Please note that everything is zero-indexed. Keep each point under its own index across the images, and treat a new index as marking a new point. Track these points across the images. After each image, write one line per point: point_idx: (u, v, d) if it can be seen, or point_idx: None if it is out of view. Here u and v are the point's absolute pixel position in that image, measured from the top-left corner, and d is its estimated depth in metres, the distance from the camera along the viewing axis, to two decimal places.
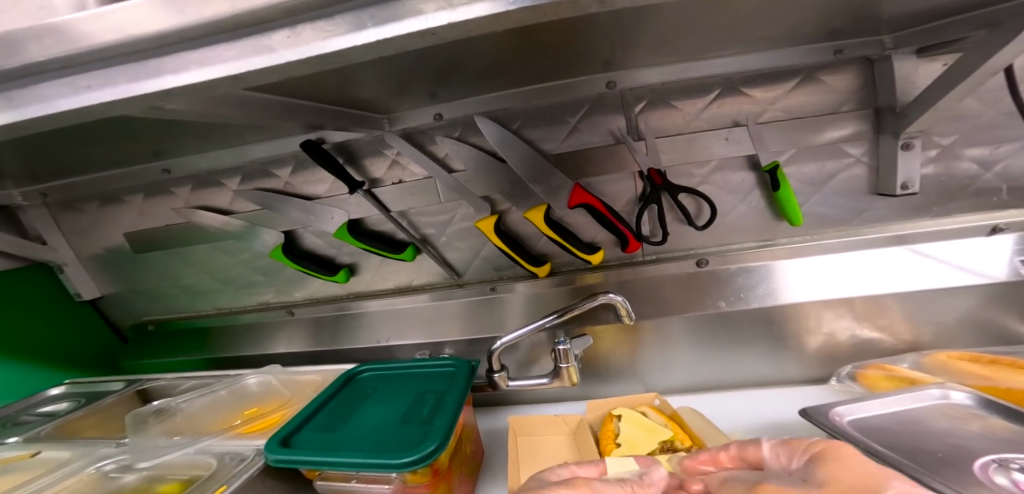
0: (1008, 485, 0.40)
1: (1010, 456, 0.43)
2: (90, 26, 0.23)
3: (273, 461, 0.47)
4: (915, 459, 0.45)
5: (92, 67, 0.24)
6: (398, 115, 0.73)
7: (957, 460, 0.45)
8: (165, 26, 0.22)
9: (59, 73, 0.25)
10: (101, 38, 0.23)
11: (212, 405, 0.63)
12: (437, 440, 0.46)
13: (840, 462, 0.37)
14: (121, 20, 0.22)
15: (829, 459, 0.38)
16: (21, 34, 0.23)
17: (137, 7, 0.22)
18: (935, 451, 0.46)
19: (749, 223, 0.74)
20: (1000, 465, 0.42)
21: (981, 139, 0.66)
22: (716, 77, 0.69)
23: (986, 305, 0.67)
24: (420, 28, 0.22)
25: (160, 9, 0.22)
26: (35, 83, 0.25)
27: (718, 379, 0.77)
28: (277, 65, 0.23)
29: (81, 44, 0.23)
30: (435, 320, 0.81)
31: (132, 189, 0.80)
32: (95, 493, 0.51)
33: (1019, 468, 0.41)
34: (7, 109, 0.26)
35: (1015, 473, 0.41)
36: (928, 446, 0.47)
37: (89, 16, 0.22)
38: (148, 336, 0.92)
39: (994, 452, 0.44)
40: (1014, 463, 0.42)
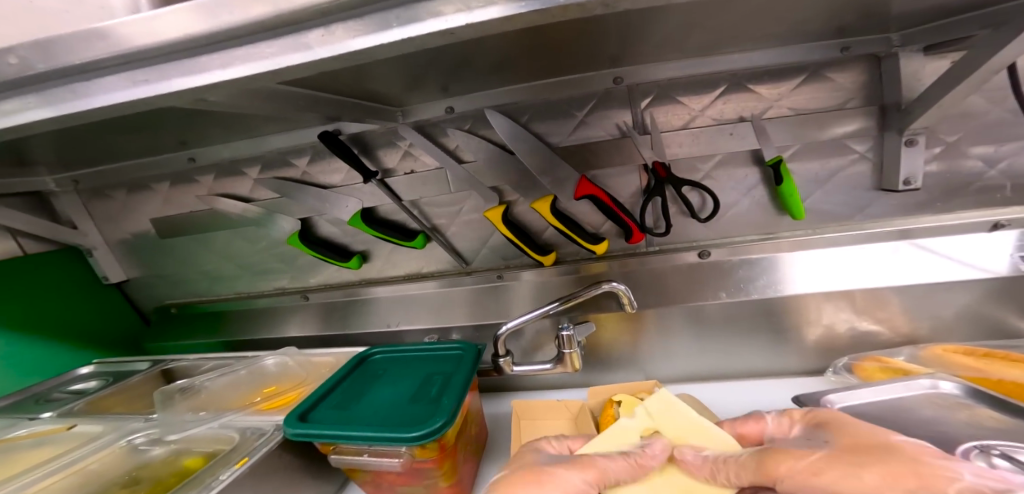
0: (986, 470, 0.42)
1: (993, 443, 0.45)
2: (148, 26, 0.25)
3: (292, 435, 0.50)
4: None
5: (147, 64, 0.27)
6: (411, 108, 0.76)
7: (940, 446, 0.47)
8: (205, 29, 0.25)
9: (118, 69, 0.28)
10: (157, 38, 0.25)
11: (232, 384, 0.66)
12: (445, 416, 0.49)
13: (849, 424, 0.45)
14: (169, 24, 0.25)
15: (832, 425, 0.45)
16: (86, 32, 0.26)
17: (181, 13, 0.25)
18: (921, 437, 0.48)
19: (751, 217, 0.76)
20: (981, 451, 0.44)
21: (986, 137, 0.67)
22: (723, 73, 0.70)
23: (985, 301, 0.68)
24: (440, 28, 0.24)
25: (201, 15, 0.25)
26: (97, 77, 0.28)
27: (716, 368, 0.79)
28: (312, 60, 0.26)
29: (140, 42, 0.26)
30: (443, 307, 0.83)
31: (157, 177, 0.84)
32: (128, 465, 0.54)
33: (999, 455, 0.43)
34: (73, 102, 0.29)
35: (995, 459, 0.43)
36: (914, 432, 0.49)
37: (141, 20, 0.25)
38: (170, 318, 0.96)
39: (979, 439, 0.46)
40: (995, 449, 0.44)
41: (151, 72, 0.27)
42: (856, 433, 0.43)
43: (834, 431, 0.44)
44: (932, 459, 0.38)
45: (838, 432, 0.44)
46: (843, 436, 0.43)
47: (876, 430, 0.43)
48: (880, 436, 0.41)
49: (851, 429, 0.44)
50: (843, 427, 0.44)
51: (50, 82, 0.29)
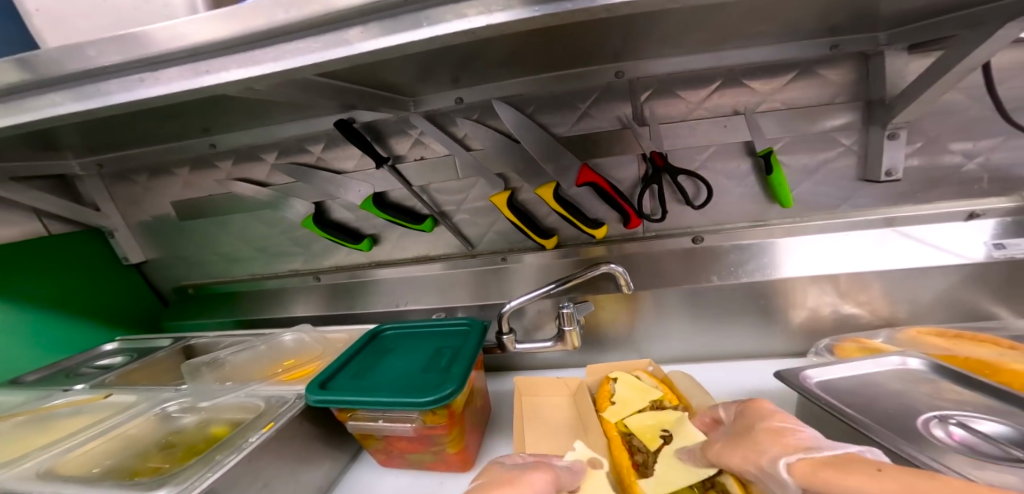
0: (944, 437, 0.47)
1: (952, 412, 0.50)
2: (212, 24, 0.30)
3: (314, 401, 0.54)
4: (873, 415, 0.51)
5: (208, 56, 0.33)
6: (423, 98, 0.80)
7: (903, 416, 0.51)
8: (224, 34, 0.30)
9: (184, 60, 0.33)
10: (229, 31, 0.30)
11: (255, 358, 0.69)
12: (455, 384, 0.54)
13: (756, 411, 0.52)
14: (182, 31, 0.31)
15: (746, 414, 0.53)
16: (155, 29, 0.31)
17: (198, 21, 0.30)
18: (886, 409, 0.52)
19: (743, 206, 0.80)
20: (939, 420, 0.49)
21: (966, 132, 0.71)
22: (719, 69, 0.73)
23: (961, 286, 0.72)
24: (463, 27, 0.30)
25: (218, 23, 0.30)
26: (166, 67, 0.33)
27: (708, 349, 0.83)
28: (352, 54, 0.31)
29: (206, 38, 0.31)
30: (450, 287, 0.88)
31: (177, 162, 0.88)
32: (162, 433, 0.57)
33: (954, 422, 0.48)
34: (147, 87, 0.34)
35: (951, 427, 0.48)
36: (881, 404, 0.53)
37: (163, 27, 0.31)
38: (188, 298, 1.01)
39: (938, 410, 0.51)
40: (951, 417, 0.49)
41: (220, 63, 0.33)
42: (750, 422, 0.51)
43: (740, 418, 0.53)
44: (784, 435, 0.46)
45: (742, 421, 0.52)
46: (740, 423, 0.52)
47: (772, 419, 0.50)
48: (757, 423, 0.50)
49: (751, 418, 0.51)
50: (749, 415, 0.52)
51: (131, 69, 0.34)
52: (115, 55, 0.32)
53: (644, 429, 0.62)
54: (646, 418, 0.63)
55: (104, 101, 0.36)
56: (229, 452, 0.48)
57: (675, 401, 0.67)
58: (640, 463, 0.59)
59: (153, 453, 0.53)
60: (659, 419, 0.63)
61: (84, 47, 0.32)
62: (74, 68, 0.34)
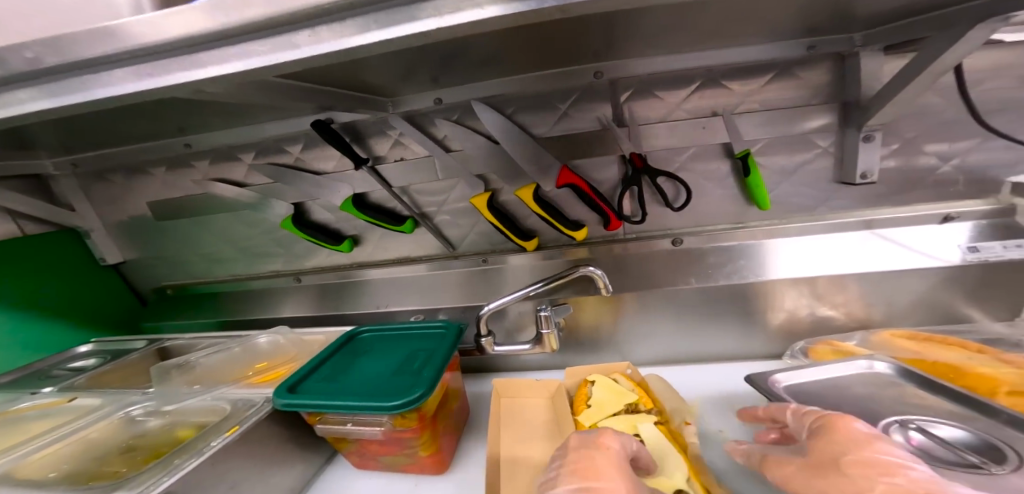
0: (902, 441, 0.50)
1: (912, 417, 0.53)
2: (153, 26, 0.30)
3: (281, 405, 0.53)
4: None
5: (151, 59, 0.32)
6: (401, 99, 0.79)
7: (865, 420, 0.54)
8: (166, 38, 0.30)
9: (127, 62, 0.32)
10: (172, 34, 0.30)
11: (227, 360, 0.68)
12: (424, 388, 0.53)
13: (841, 434, 0.43)
14: (121, 33, 0.30)
15: (825, 434, 0.44)
16: (95, 32, 0.31)
17: (138, 23, 0.30)
18: (849, 412, 0.56)
19: (722, 207, 0.80)
20: (900, 425, 0.52)
21: (943, 134, 0.71)
22: (698, 70, 0.73)
23: (936, 288, 0.73)
24: (415, 30, 0.30)
25: (158, 27, 0.30)
26: (111, 68, 0.33)
27: (688, 351, 0.84)
28: (299, 57, 0.31)
29: (148, 40, 0.30)
30: (432, 288, 0.88)
31: (153, 162, 0.87)
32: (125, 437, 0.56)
33: (913, 427, 0.52)
34: (94, 89, 0.34)
35: (910, 432, 0.51)
36: (845, 408, 0.57)
37: (103, 30, 0.30)
38: (167, 299, 1.00)
39: (900, 414, 0.54)
40: (912, 423, 0.52)
41: (166, 66, 0.32)
42: (833, 449, 0.42)
43: (817, 441, 0.44)
44: (882, 476, 0.37)
45: (821, 443, 0.44)
46: (819, 449, 0.43)
47: (862, 448, 0.41)
48: (841, 453, 0.41)
49: (833, 442, 0.42)
50: (831, 438, 0.43)
51: (76, 71, 0.33)
52: (58, 56, 0.32)
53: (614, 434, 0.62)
54: (617, 423, 0.64)
55: (53, 103, 0.35)
56: (188, 456, 0.47)
57: (649, 405, 0.67)
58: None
59: (114, 458, 0.53)
60: (630, 423, 0.63)
61: (25, 50, 0.32)
62: (16, 68, 0.33)
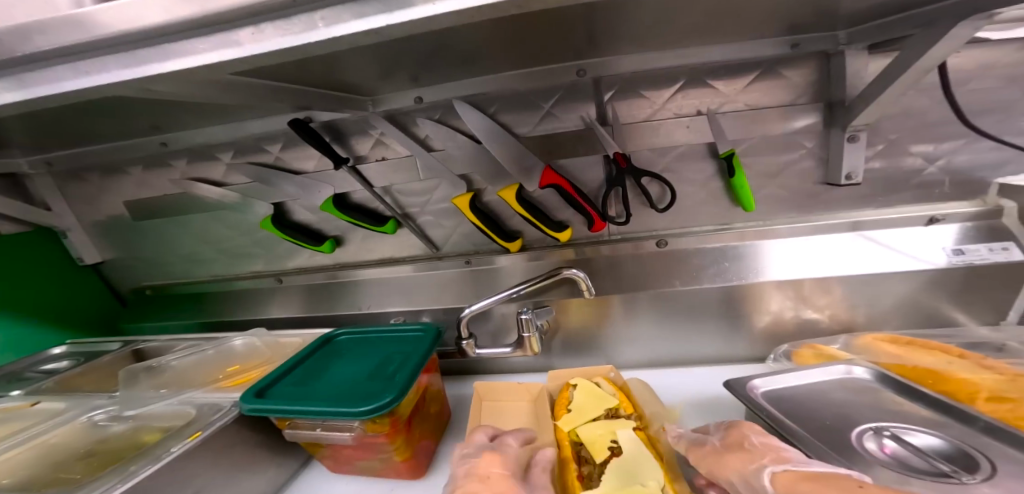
0: (875, 448, 0.50)
1: (887, 425, 0.53)
2: (88, 22, 0.29)
3: (248, 410, 0.52)
4: (810, 425, 0.54)
5: (91, 56, 0.31)
6: (381, 97, 0.78)
7: (840, 425, 0.54)
8: (101, 35, 0.29)
9: (66, 59, 0.31)
10: (113, 30, 0.29)
11: (198, 363, 0.67)
12: (393, 394, 0.52)
13: (750, 425, 0.51)
14: (55, 30, 0.29)
15: (736, 427, 0.53)
16: (30, 28, 0.30)
17: (73, 20, 0.29)
18: (825, 419, 0.55)
19: (706, 208, 0.79)
20: (874, 432, 0.52)
21: (928, 135, 0.70)
22: (681, 68, 0.72)
23: (920, 290, 0.72)
24: (363, 27, 0.29)
25: (93, 25, 0.29)
26: (49, 66, 0.32)
27: (673, 353, 0.83)
28: (244, 55, 0.30)
29: (84, 37, 0.29)
30: (414, 290, 0.87)
31: (131, 161, 0.86)
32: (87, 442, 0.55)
33: (888, 435, 0.51)
34: (35, 87, 0.33)
35: (884, 439, 0.51)
36: (821, 414, 0.56)
37: (37, 27, 0.29)
38: (146, 300, 0.98)
39: (875, 420, 0.54)
40: (886, 429, 0.52)
41: (107, 63, 0.31)
42: (741, 434, 0.51)
43: (732, 429, 0.53)
44: (777, 449, 0.46)
45: (732, 432, 0.52)
46: (730, 435, 0.52)
47: (765, 435, 0.50)
48: (748, 436, 0.50)
49: (743, 430, 0.51)
50: (741, 428, 0.52)
51: (12, 68, 0.32)
52: None
53: (593, 440, 0.61)
54: (596, 428, 0.62)
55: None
56: (145, 462, 0.46)
57: (630, 410, 0.65)
58: (585, 474, 0.57)
59: (71, 464, 0.51)
60: (610, 429, 0.62)
61: None
62: None
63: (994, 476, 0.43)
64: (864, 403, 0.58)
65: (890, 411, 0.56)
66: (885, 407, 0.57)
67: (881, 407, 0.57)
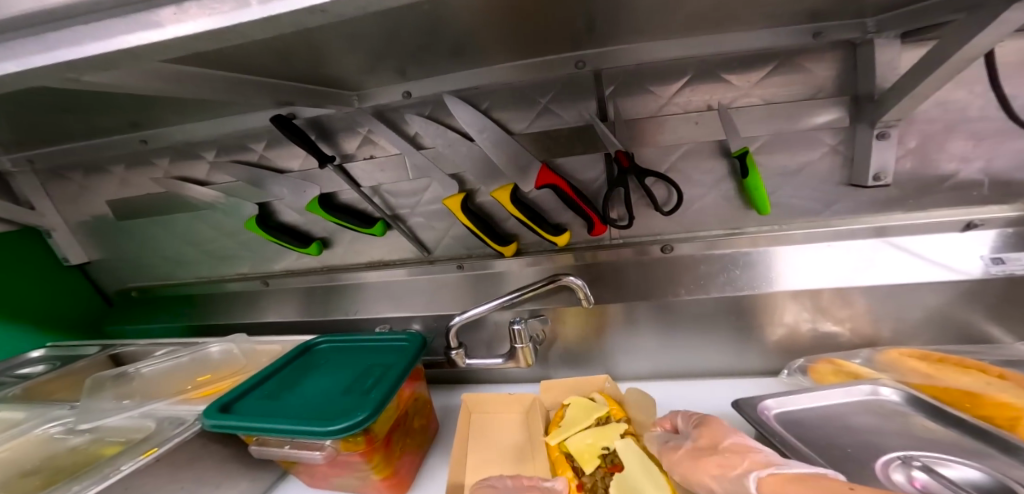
0: (902, 482, 0.44)
1: (917, 454, 0.47)
2: None
3: (209, 426, 0.48)
4: (829, 456, 0.48)
5: None
6: (367, 92, 0.73)
7: (863, 456, 0.48)
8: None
9: None
10: (6, 13, 0.25)
11: (171, 370, 0.64)
12: (367, 411, 0.48)
13: (720, 425, 0.51)
14: None
15: (707, 425, 0.51)
16: None
17: None
18: (845, 446, 0.50)
19: (716, 211, 0.73)
20: (902, 462, 0.46)
21: (966, 132, 0.63)
22: (690, 60, 0.66)
23: (953, 303, 0.65)
24: (307, 5, 0.24)
25: None
26: None
27: (679, 366, 0.77)
28: (166, 39, 0.26)
29: None
30: (404, 295, 0.83)
31: (114, 159, 0.84)
32: (40, 455, 0.52)
33: (919, 466, 0.45)
34: None
35: (913, 471, 0.45)
36: (840, 441, 0.51)
37: None
38: (132, 302, 0.97)
39: (903, 449, 0.48)
40: (916, 460, 0.46)
41: (11, 49, 0.27)
42: (715, 434, 0.49)
43: (702, 428, 0.51)
44: (751, 453, 0.45)
45: (705, 431, 0.50)
46: (703, 435, 0.49)
47: (737, 435, 0.49)
48: (724, 437, 0.48)
49: (716, 429, 0.50)
50: (714, 427, 0.50)
51: None
52: None
53: (583, 450, 0.56)
54: (587, 437, 0.58)
55: None
56: (90, 481, 0.42)
57: (619, 414, 0.62)
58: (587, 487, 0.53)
59: (12, 481, 0.48)
60: (601, 437, 0.58)
61: None
62: None
63: None
64: (890, 430, 0.52)
65: (918, 440, 0.50)
66: (912, 435, 0.51)
67: (911, 435, 0.51)
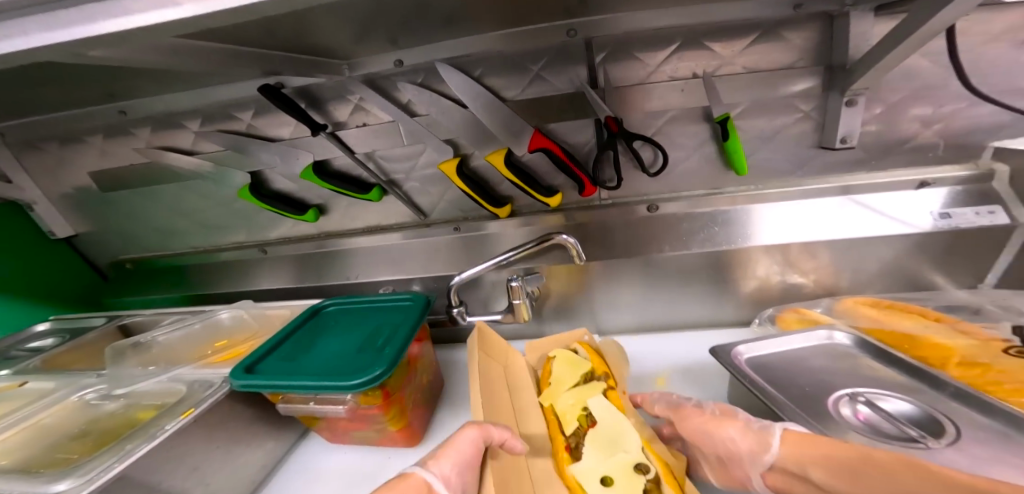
0: (847, 415, 0.52)
1: (862, 390, 0.55)
2: None
3: (238, 385, 0.52)
4: (791, 394, 0.56)
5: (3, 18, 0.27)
6: (358, 61, 0.72)
7: (817, 393, 0.56)
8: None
9: None
10: None
11: (186, 338, 0.67)
12: (385, 366, 0.52)
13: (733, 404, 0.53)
14: None
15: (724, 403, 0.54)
16: None
17: None
18: (803, 385, 0.57)
19: (699, 174, 0.77)
20: (849, 398, 0.54)
21: (928, 99, 0.67)
22: (678, 29, 0.67)
23: (905, 255, 0.73)
24: None
25: None
26: None
27: (662, 318, 0.84)
28: (183, 17, 0.26)
29: None
30: (403, 259, 0.86)
31: (91, 129, 0.82)
32: (81, 419, 0.55)
33: (862, 401, 0.54)
34: None
35: (857, 405, 0.53)
36: (800, 381, 0.58)
37: None
38: (127, 274, 0.97)
39: (851, 387, 0.56)
40: (861, 396, 0.55)
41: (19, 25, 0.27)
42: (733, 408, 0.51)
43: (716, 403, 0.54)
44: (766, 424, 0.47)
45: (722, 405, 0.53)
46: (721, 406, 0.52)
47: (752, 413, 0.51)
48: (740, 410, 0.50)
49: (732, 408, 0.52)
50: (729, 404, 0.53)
51: None
52: None
53: (566, 411, 0.61)
54: (570, 399, 0.62)
55: None
56: (139, 442, 0.46)
57: (602, 370, 0.66)
58: (571, 445, 0.57)
59: (65, 443, 0.51)
60: (581, 397, 0.62)
61: None
62: None
63: (959, 441, 0.45)
64: (840, 371, 0.60)
65: (865, 378, 0.58)
66: (861, 375, 0.59)
67: (857, 374, 0.59)
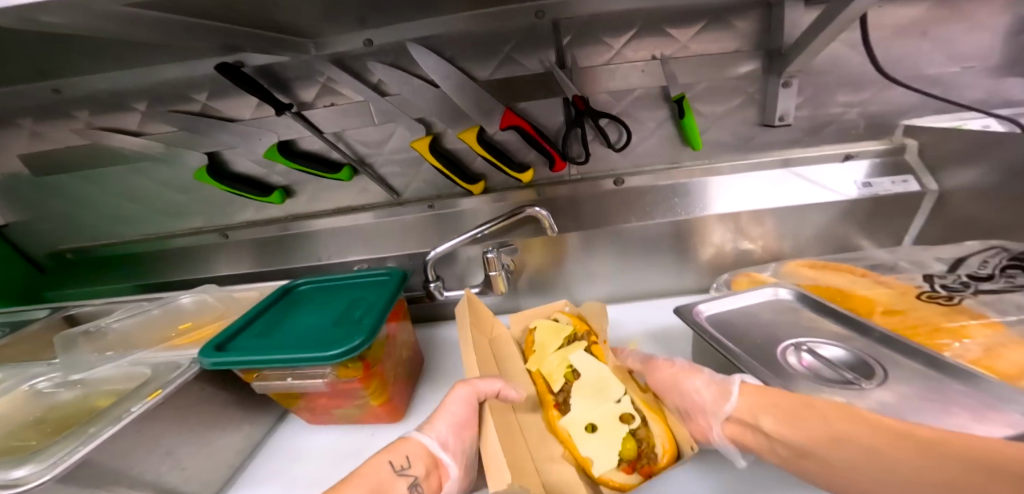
0: (793, 362, 0.57)
1: (804, 340, 0.61)
2: None
3: (209, 363, 0.51)
4: (747, 347, 0.61)
5: None
6: (325, 40, 0.72)
7: (768, 344, 0.61)
8: None
9: None
10: None
11: (144, 323, 0.64)
12: (363, 336, 0.53)
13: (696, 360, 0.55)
14: None
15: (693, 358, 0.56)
16: None
17: None
18: (757, 338, 0.63)
19: (659, 151, 0.83)
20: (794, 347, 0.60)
21: (851, 83, 0.76)
22: (636, 13, 0.72)
23: (838, 221, 0.82)
24: None
25: None
26: None
27: (631, 287, 0.89)
28: None
29: None
30: (376, 239, 0.86)
31: (22, 109, 0.75)
32: (34, 408, 0.52)
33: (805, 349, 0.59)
34: None
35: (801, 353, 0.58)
36: (753, 334, 0.64)
37: None
38: (69, 265, 0.90)
39: (795, 337, 0.62)
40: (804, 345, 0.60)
41: None
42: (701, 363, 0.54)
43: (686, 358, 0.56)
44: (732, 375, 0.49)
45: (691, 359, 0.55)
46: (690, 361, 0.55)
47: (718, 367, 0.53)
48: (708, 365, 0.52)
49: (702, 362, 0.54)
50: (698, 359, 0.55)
51: None
52: None
53: (552, 371, 0.63)
54: (555, 360, 0.65)
55: None
56: (104, 424, 0.43)
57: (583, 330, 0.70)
58: (560, 401, 0.60)
59: (20, 429, 0.48)
60: (565, 357, 0.64)
61: None
62: None
63: (885, 381, 0.50)
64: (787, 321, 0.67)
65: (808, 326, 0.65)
66: (803, 324, 0.65)
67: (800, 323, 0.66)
